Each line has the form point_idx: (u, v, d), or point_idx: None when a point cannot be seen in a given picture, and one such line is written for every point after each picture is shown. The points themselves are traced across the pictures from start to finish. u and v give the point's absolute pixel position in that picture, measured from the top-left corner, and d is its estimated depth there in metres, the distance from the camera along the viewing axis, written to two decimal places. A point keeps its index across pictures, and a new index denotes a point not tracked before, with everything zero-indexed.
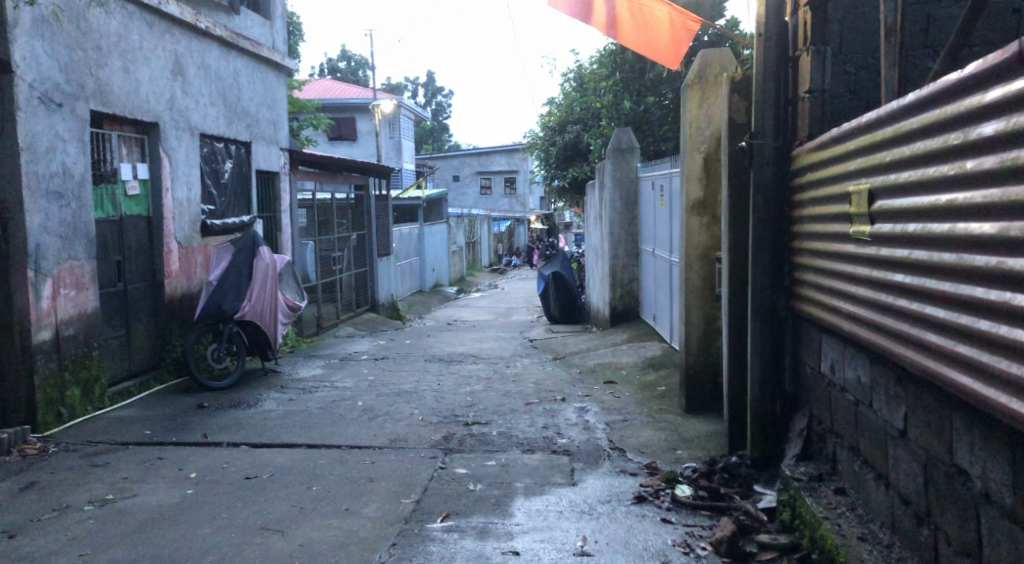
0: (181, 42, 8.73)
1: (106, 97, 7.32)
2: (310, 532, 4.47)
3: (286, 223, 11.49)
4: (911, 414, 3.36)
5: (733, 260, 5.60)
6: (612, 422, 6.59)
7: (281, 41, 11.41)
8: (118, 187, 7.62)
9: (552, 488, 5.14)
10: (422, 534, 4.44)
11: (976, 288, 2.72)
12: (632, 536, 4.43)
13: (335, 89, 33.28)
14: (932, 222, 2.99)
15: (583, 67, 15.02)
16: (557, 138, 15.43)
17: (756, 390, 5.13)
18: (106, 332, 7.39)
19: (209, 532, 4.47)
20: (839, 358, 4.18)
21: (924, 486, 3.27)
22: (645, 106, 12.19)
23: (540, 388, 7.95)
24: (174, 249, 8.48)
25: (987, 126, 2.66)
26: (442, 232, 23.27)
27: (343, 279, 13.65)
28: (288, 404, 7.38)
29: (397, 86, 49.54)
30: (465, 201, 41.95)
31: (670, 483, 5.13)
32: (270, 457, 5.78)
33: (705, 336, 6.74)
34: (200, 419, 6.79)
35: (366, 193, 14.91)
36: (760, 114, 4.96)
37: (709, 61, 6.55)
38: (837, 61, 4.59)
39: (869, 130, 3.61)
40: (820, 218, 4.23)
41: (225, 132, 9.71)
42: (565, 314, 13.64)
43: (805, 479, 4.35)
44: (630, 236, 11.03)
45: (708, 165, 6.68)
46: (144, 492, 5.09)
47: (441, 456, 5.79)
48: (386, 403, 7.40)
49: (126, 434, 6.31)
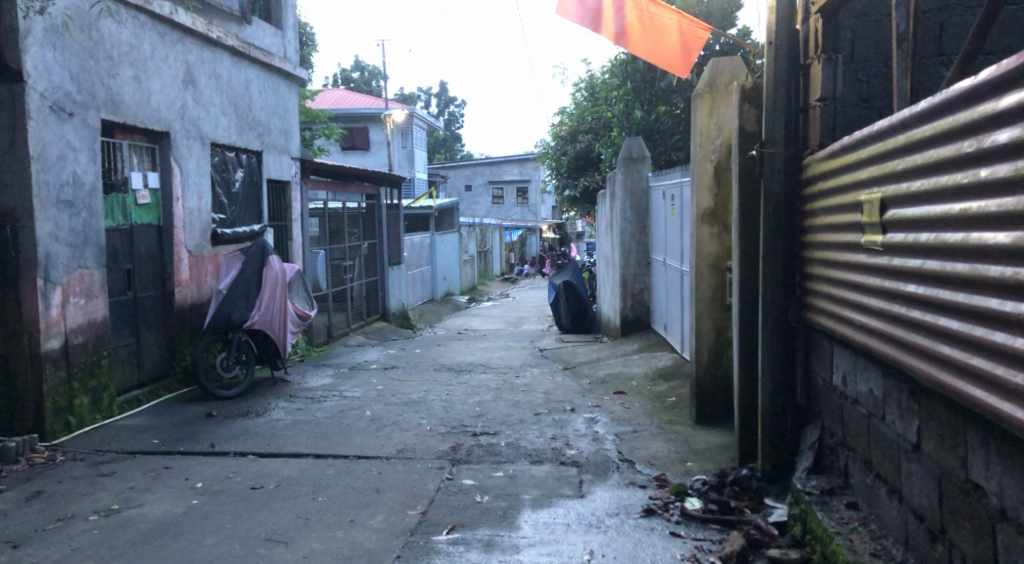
0: (193, 52, 8.77)
1: (118, 107, 7.35)
2: (314, 544, 4.43)
3: (298, 232, 11.49)
4: (925, 428, 3.29)
5: (743, 269, 5.54)
6: (621, 433, 6.53)
7: (292, 51, 11.46)
8: (128, 196, 7.64)
9: (560, 500, 5.09)
10: (428, 547, 4.39)
11: (991, 300, 2.65)
12: (640, 551, 4.37)
13: (349, 97, 33.43)
14: (945, 232, 2.93)
15: (594, 77, 15.02)
16: (568, 147, 15.41)
17: (766, 401, 5.06)
18: (116, 341, 7.39)
19: (213, 543, 4.44)
20: (852, 369, 4.12)
21: (938, 502, 3.21)
22: (656, 115, 12.16)
23: (550, 398, 7.91)
24: (185, 258, 8.49)
25: (1000, 133, 2.61)
26: (454, 241, 23.30)
27: (354, 288, 13.65)
28: (296, 413, 7.36)
29: (410, 96, 49.77)
30: (477, 211, 42.00)
31: (680, 496, 5.07)
32: (276, 467, 5.76)
33: (716, 347, 6.67)
34: (209, 428, 6.78)
35: (378, 202, 14.91)
36: (770, 122, 4.91)
37: (720, 70, 6.53)
38: (849, 69, 4.55)
39: (880, 137, 3.56)
40: (832, 228, 4.18)
41: (237, 141, 9.74)
42: (576, 323, 13.59)
43: (817, 493, 4.27)
44: (641, 245, 10.99)
45: (719, 174, 6.62)
46: (151, 501, 5.08)
47: (449, 466, 5.76)
48: (394, 412, 7.38)
49: (134, 443, 6.30)
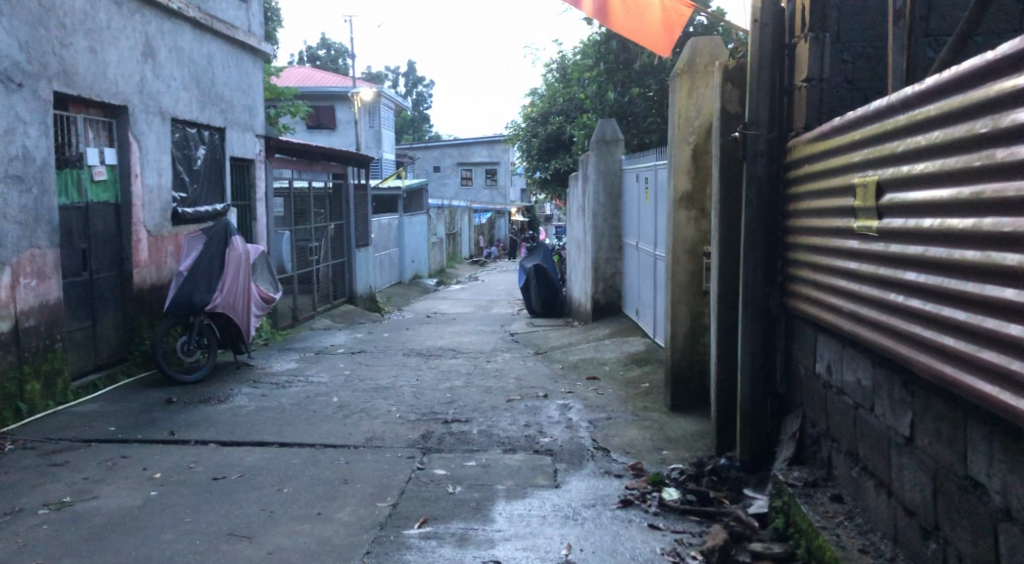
0: (152, 23, 8.41)
1: (71, 79, 7.00)
2: (279, 539, 4.22)
3: (262, 212, 11.17)
4: (918, 421, 3.17)
5: (723, 255, 5.42)
6: (595, 420, 6.39)
7: (256, 25, 11.10)
8: (84, 172, 7.31)
9: (535, 491, 4.94)
10: (399, 542, 4.21)
11: (1005, 290, 2.48)
12: (618, 544, 4.22)
13: (316, 75, 32.90)
14: (953, 217, 2.77)
15: (566, 58, 14.82)
16: (539, 130, 15.18)
17: (746, 390, 4.93)
18: (70, 323, 7.09)
19: (172, 538, 4.22)
20: (837, 359, 4.00)
21: (931, 498, 3.09)
22: (630, 97, 12.02)
23: (522, 384, 7.74)
24: (144, 237, 8.19)
25: (1019, 111, 2.44)
26: (422, 223, 23.00)
27: (320, 270, 13.36)
28: (260, 399, 7.11)
29: (378, 77, 49.49)
30: (445, 192, 41.57)
31: (657, 486, 4.95)
32: (239, 457, 5.53)
33: (692, 333, 6.55)
34: (169, 415, 6.52)
35: (345, 182, 14.60)
36: (754, 103, 4.76)
37: (698, 50, 6.37)
38: (836, 49, 4.41)
39: (877, 118, 3.41)
40: (820, 213, 4.04)
41: (198, 117, 9.40)
42: (547, 307, 13.45)
43: (800, 485, 4.14)
44: (614, 229, 10.84)
45: (698, 157, 6.45)
46: (105, 493, 4.84)
47: (419, 456, 5.57)
48: (362, 399, 7.17)
49: (89, 431, 6.03)
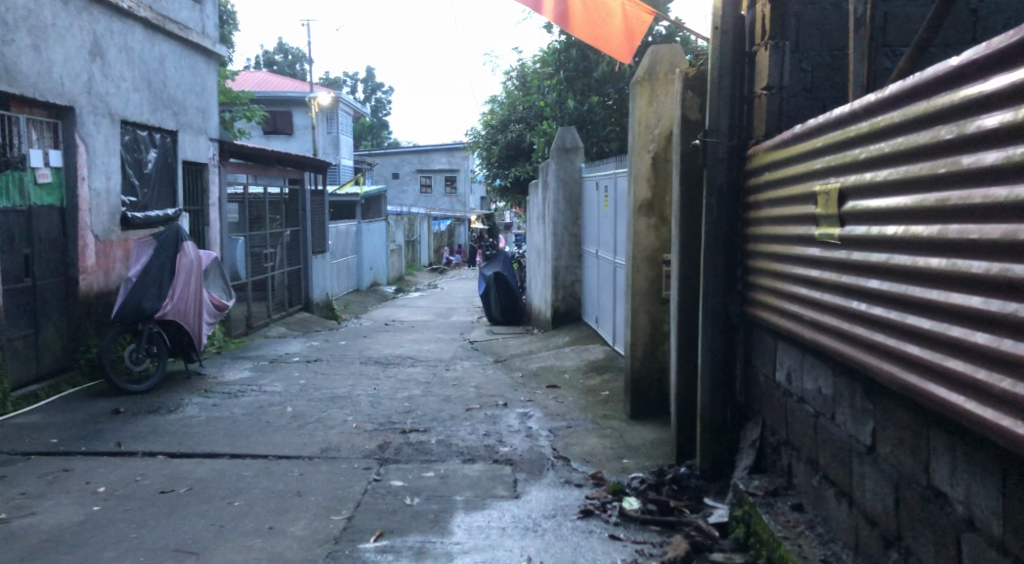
0: (101, 22, 8.18)
1: (12, 77, 6.76)
2: (228, 554, 4.09)
3: (215, 217, 10.93)
4: (880, 430, 3.15)
5: (683, 261, 5.39)
6: (556, 429, 6.32)
7: (211, 26, 10.89)
8: (26, 174, 7.06)
9: (494, 502, 4.85)
10: (354, 556, 4.09)
11: (973, 298, 2.44)
12: (579, 556, 4.15)
13: (273, 79, 32.55)
14: (919, 225, 2.75)
15: (526, 66, 14.83)
16: (499, 137, 15.14)
17: (706, 397, 4.88)
18: (10, 331, 6.84)
19: (114, 555, 4.05)
20: (798, 367, 3.98)
21: (894, 508, 3.07)
22: (589, 105, 12.03)
23: (481, 393, 7.65)
24: (91, 243, 7.95)
25: (987, 118, 2.41)
26: (380, 230, 22.86)
27: (275, 277, 13.14)
28: (211, 409, 6.92)
29: (336, 82, 49.25)
30: (404, 199, 41.36)
31: (617, 495, 4.90)
32: (189, 469, 5.36)
33: (652, 341, 6.51)
34: (116, 426, 6.31)
35: (302, 187, 14.37)
36: (715, 110, 4.75)
37: (659, 57, 6.35)
38: (795, 57, 4.39)
39: (841, 126, 3.39)
40: (781, 219, 4.03)
41: (149, 119, 9.17)
42: (506, 314, 13.37)
43: (760, 494, 4.11)
44: (573, 236, 10.81)
45: (657, 166, 6.42)
46: (45, 509, 4.64)
47: (376, 467, 5.45)
48: (318, 408, 7.02)
49: (31, 443, 5.81)
